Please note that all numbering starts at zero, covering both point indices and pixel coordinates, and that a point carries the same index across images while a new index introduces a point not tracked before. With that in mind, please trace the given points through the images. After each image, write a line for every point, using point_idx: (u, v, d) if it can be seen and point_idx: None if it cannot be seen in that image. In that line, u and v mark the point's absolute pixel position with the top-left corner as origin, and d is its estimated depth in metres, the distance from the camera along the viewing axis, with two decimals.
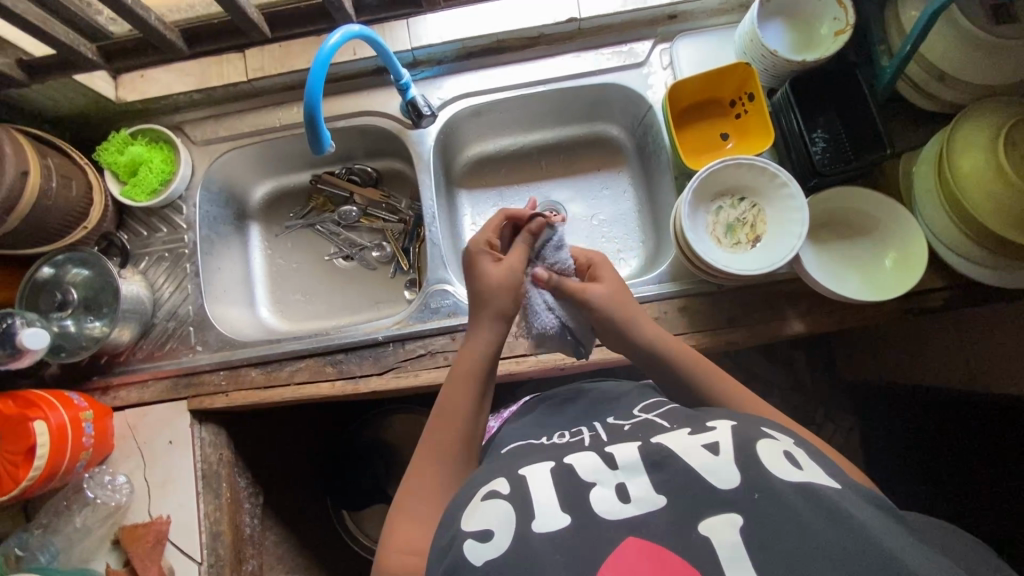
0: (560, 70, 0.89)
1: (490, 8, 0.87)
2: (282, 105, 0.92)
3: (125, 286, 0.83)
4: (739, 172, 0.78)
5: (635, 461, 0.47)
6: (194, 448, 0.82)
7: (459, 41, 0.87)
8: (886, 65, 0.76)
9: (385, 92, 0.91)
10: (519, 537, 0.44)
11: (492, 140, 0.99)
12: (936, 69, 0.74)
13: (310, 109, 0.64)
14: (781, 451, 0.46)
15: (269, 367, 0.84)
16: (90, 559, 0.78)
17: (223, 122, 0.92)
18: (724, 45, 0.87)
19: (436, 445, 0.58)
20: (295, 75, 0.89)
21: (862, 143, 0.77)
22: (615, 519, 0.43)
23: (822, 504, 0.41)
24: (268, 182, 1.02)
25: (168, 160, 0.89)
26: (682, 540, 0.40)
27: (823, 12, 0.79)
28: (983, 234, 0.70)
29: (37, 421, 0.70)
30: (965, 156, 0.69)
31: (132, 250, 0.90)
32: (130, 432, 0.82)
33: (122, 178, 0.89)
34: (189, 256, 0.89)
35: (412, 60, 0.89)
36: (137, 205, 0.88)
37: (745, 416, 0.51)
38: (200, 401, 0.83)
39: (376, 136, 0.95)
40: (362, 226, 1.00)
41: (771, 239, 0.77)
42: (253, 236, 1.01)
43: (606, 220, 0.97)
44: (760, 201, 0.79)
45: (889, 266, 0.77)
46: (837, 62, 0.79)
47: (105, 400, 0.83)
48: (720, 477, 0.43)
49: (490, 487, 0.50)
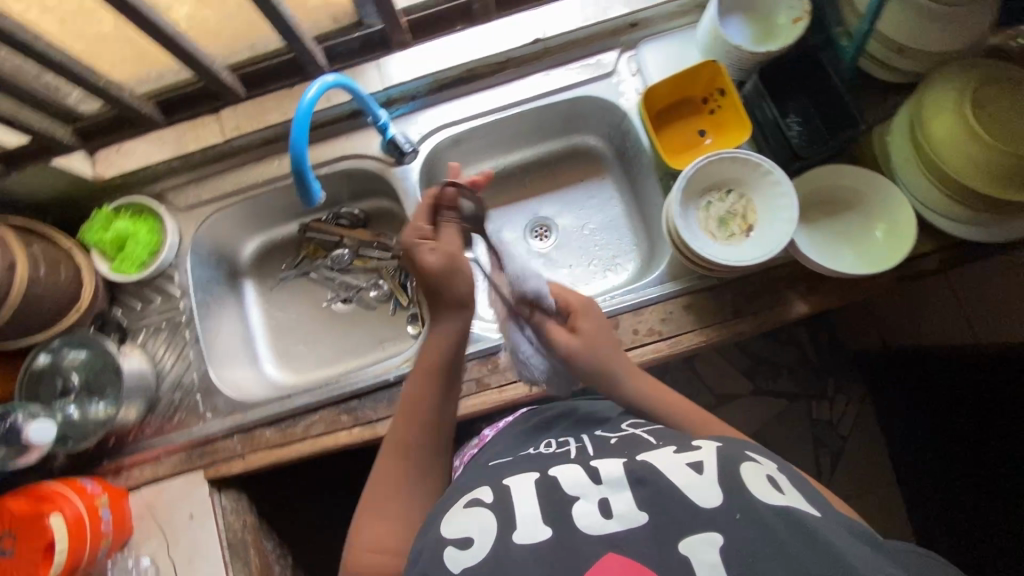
0: (532, 90, 0.90)
1: (455, 40, 0.89)
2: (260, 160, 0.91)
3: (127, 363, 0.83)
4: (725, 165, 0.80)
5: (618, 475, 0.47)
6: (216, 519, 0.79)
7: (430, 75, 0.88)
8: (847, 45, 0.78)
9: (363, 134, 0.91)
10: (499, 549, 0.44)
11: (475, 166, 0.99)
12: (895, 43, 0.76)
13: (297, 164, 0.64)
14: (764, 476, 0.47)
15: (283, 425, 0.82)
16: None
17: (204, 184, 0.91)
18: (687, 47, 0.88)
19: (398, 445, 0.59)
20: (272, 129, 0.89)
21: (836, 122, 0.78)
22: (596, 534, 0.43)
23: (805, 530, 0.42)
24: (257, 238, 1.01)
25: (155, 231, 0.89)
26: (663, 556, 0.41)
27: (778, 3, 0.81)
28: (964, 193, 0.73)
29: (53, 516, 0.68)
30: (935, 121, 0.72)
31: (127, 326, 0.88)
32: (148, 512, 0.80)
33: (109, 255, 0.88)
34: (186, 323, 0.88)
35: (386, 99, 0.90)
36: (128, 279, 0.87)
37: (730, 438, 0.52)
38: (217, 469, 0.81)
39: (359, 178, 0.95)
40: (356, 268, 0.98)
41: (762, 228, 0.79)
42: (248, 293, 1.00)
43: (599, 228, 0.98)
44: (747, 191, 0.81)
45: (881, 237, 0.78)
46: (799, 48, 0.81)
47: (119, 482, 0.81)
48: (702, 496, 0.44)
49: (473, 495, 0.51)
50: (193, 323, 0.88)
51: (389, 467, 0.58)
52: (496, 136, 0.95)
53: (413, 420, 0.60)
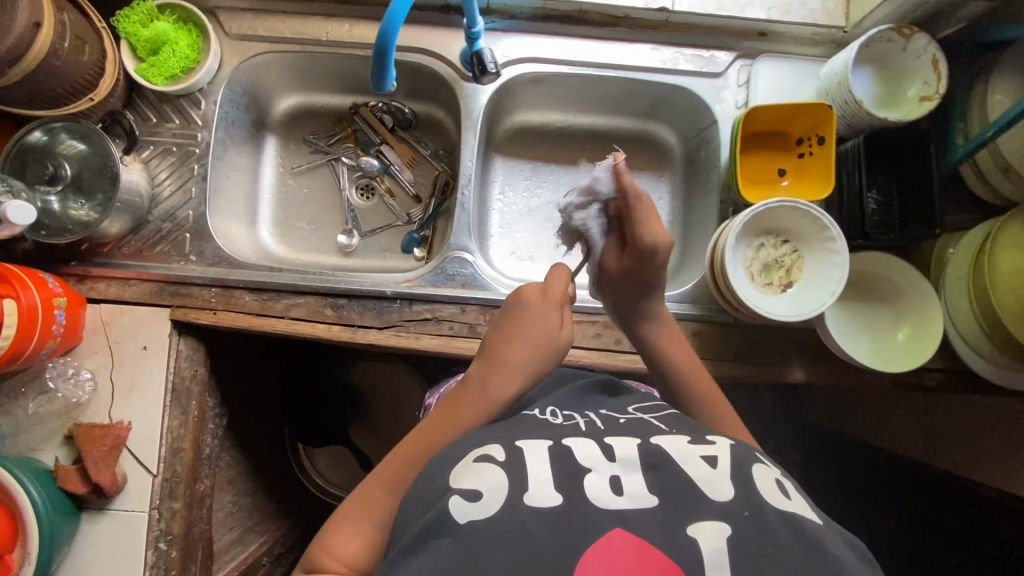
0: (841, 56, 0.83)
1: (727, 15, 0.89)
2: (597, 41, 0.92)
3: (354, 240, 1.06)
4: (895, 271, 0.87)
5: (633, 459, 0.56)
6: (169, 358, 0.88)
7: (765, 56, 0.91)
8: (960, 144, 0.82)
9: (699, 77, 0.92)
10: (510, 504, 0.51)
11: (787, 147, 0.88)
12: (1004, 160, 0.78)
13: (382, 44, 0.68)
14: (701, 456, 0.57)
15: (490, 300, 0.88)
16: (40, 447, 0.85)
17: (544, 41, 0.92)
18: (803, 79, 0.91)
19: (506, 374, 0.67)
20: (612, 17, 0.91)
21: (910, 219, 0.83)
22: (608, 508, 0.51)
23: (802, 534, 0.51)
24: (527, 114, 1.04)
25: (496, 46, 0.92)
26: (668, 540, 0.49)
27: (915, 73, 0.82)
28: (992, 320, 0.79)
29: (7, 299, 0.74)
30: (1007, 255, 0.77)
31: (403, 182, 1.08)
32: (101, 328, 0.88)
33: (457, 45, 0.92)
34: (468, 151, 0.93)
35: (735, 81, 0.92)
36: (462, 73, 0.92)
37: (742, 441, 0.62)
38: (183, 314, 0.87)
39: (659, 101, 0.98)
40: (412, 166, 1.08)
41: (910, 347, 0.85)
42: (496, 168, 1.06)
43: (861, 284, 0.90)
44: (895, 302, 0.88)
45: (900, 340, 0.86)
46: (912, 127, 0.83)
47: (174, 269, 0.89)
48: (717, 490, 0.53)
49: (484, 452, 0.58)
50: (463, 165, 0.93)
51: (426, 441, 0.65)
52: (824, 130, 0.82)
53: (495, 399, 0.66)
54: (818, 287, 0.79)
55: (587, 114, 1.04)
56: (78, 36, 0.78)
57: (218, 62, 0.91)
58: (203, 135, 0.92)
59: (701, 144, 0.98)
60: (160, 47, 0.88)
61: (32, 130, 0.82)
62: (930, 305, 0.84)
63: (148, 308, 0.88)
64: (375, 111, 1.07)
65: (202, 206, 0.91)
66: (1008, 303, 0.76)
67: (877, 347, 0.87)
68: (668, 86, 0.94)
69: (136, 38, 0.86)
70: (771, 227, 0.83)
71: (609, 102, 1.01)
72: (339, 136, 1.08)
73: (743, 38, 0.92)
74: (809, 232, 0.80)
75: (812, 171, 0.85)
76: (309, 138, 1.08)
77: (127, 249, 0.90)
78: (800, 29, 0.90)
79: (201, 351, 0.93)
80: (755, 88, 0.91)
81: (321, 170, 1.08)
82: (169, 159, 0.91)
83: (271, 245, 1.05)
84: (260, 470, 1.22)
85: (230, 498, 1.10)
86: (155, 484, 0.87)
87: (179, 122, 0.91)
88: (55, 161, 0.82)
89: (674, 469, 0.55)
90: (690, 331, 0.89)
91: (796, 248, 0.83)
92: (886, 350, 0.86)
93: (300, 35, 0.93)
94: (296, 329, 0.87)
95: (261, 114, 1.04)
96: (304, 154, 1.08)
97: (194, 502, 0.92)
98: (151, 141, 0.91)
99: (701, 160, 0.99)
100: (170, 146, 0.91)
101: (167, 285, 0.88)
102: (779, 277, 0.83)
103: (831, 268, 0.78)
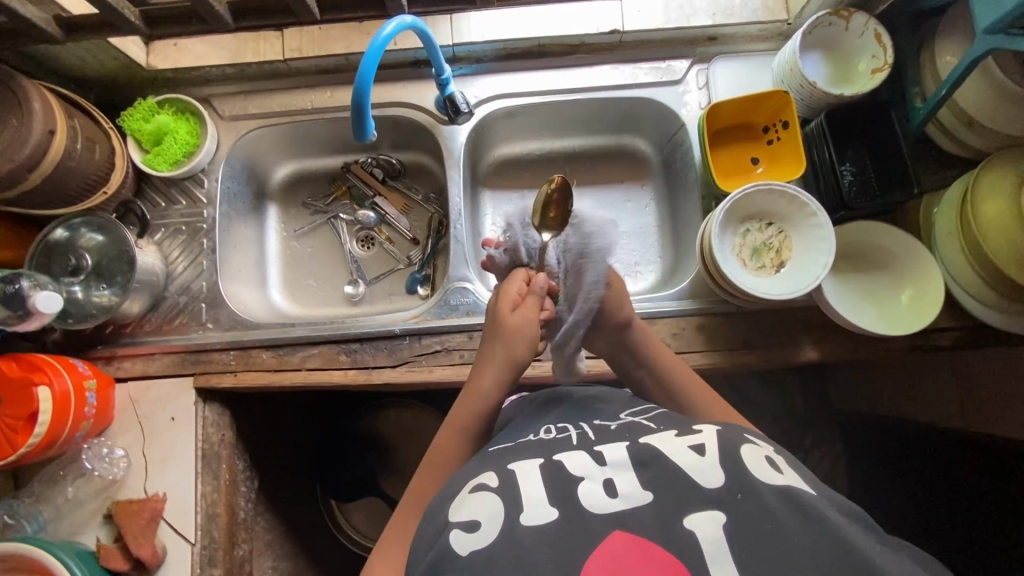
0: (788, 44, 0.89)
1: (676, 27, 0.96)
2: (559, 69, 0.99)
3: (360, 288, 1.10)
4: (886, 236, 0.88)
5: (623, 459, 0.55)
6: (196, 425, 0.91)
7: (717, 57, 0.97)
8: (919, 107, 0.85)
9: (660, 86, 0.98)
10: (508, 529, 0.50)
11: (756, 134, 0.92)
12: (966, 114, 0.81)
13: (358, 98, 0.74)
14: (690, 444, 0.56)
15: None
16: (81, 530, 0.87)
17: (511, 77, 0.99)
18: (757, 72, 0.96)
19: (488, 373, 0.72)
20: (570, 46, 0.98)
21: (889, 184, 0.85)
22: (603, 513, 0.50)
23: (796, 504, 0.50)
24: (507, 146, 1.09)
25: (467, 88, 0.99)
26: (665, 534, 0.48)
27: (863, 49, 0.87)
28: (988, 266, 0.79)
29: (41, 387, 0.78)
30: (989, 203, 0.76)
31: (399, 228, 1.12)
32: (130, 405, 0.91)
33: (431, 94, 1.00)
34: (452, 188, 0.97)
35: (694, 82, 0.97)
36: (439, 117, 0.99)
37: (731, 423, 0.61)
38: (206, 380, 0.91)
39: (626, 115, 1.04)
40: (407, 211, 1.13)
41: (919, 310, 0.85)
42: (486, 201, 1.10)
43: (854, 254, 0.91)
44: (893, 266, 0.88)
45: (906, 302, 0.86)
46: (869, 99, 0.87)
47: (194, 339, 0.94)
48: (706, 477, 0.52)
49: (479, 481, 0.57)
50: (451, 201, 0.98)
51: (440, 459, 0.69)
52: (788, 114, 0.87)
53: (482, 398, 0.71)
54: (809, 262, 0.81)
55: (563, 137, 1.09)
56: (88, 137, 0.86)
57: (215, 143, 0.99)
58: (208, 211, 0.98)
59: (674, 148, 1.02)
60: (163, 138, 0.96)
61: (54, 229, 0.89)
62: (930, 266, 0.85)
63: (172, 379, 0.92)
64: (365, 166, 1.13)
65: (213, 276, 0.96)
66: (997, 244, 0.76)
67: (883, 312, 0.87)
68: (633, 100, 0.99)
69: (141, 133, 0.95)
70: (754, 212, 0.86)
71: (580, 124, 1.07)
72: (334, 195, 1.14)
73: (695, 44, 0.98)
74: (793, 211, 0.83)
75: (785, 155, 0.89)
76: (306, 200, 1.14)
77: (148, 326, 0.95)
78: (746, 29, 0.96)
79: (226, 415, 0.96)
80: (714, 87, 0.96)
81: (321, 228, 1.14)
82: (180, 238, 0.97)
83: (282, 307, 1.09)
84: (297, 534, 1.22)
85: (270, 564, 1.09)
86: (193, 552, 0.87)
87: (186, 203, 0.98)
88: (76, 253, 0.89)
89: (665, 462, 0.54)
90: (693, 325, 0.91)
91: (782, 228, 0.85)
92: (894, 315, 0.86)
93: (287, 108, 1.01)
94: (314, 379, 0.90)
95: (258, 185, 1.10)
96: (304, 217, 1.14)
97: (233, 568, 0.92)
98: (162, 224, 0.97)
99: (677, 163, 1.02)
100: (180, 225, 0.97)
101: (188, 355, 0.93)
102: (771, 259, 0.86)
103: (820, 242, 0.80)
